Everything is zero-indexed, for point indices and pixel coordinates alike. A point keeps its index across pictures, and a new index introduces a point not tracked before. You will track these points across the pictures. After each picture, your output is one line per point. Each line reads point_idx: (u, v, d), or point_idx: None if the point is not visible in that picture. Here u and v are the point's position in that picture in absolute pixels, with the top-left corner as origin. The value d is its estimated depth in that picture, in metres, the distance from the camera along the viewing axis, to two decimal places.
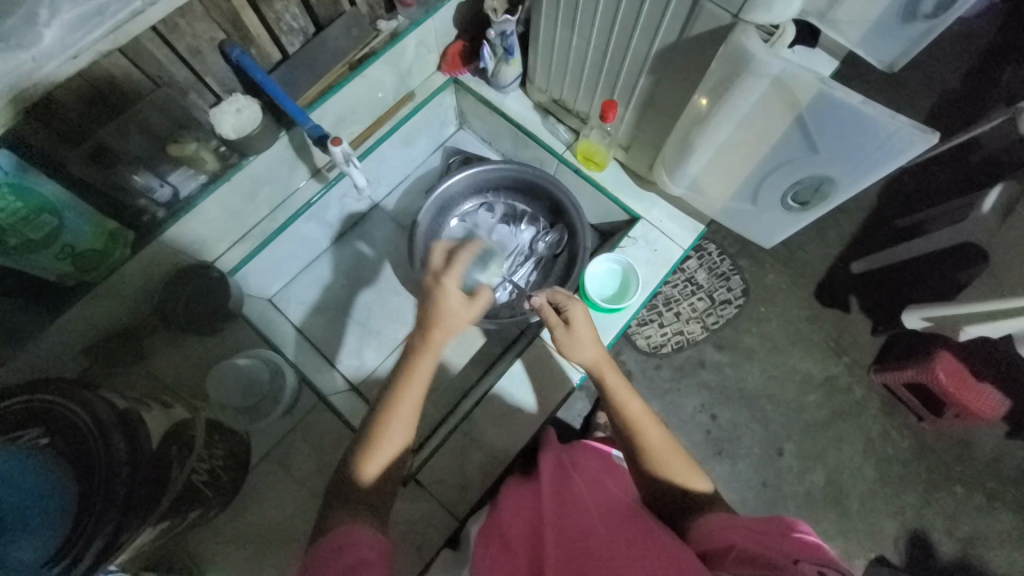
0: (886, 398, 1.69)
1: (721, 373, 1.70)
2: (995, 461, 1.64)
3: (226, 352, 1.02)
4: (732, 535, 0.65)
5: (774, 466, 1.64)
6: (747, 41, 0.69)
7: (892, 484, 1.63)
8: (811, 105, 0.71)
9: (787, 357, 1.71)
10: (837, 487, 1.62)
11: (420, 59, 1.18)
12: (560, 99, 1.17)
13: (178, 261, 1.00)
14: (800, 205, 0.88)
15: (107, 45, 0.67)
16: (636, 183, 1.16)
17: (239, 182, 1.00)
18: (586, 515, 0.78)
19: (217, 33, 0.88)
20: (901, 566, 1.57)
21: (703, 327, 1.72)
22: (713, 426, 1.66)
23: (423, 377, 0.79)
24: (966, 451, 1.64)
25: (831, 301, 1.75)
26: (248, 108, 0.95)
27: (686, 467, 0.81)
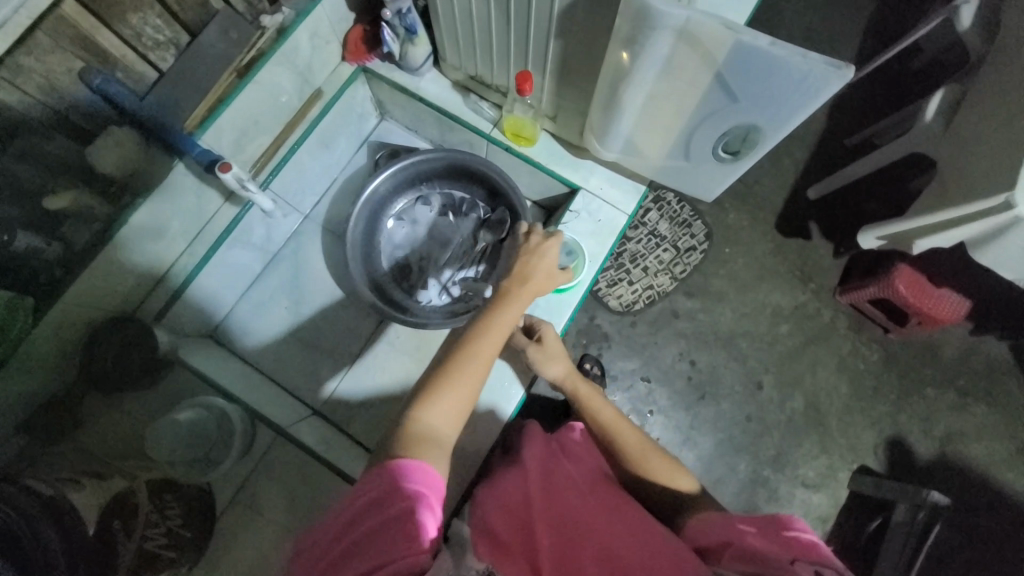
0: (854, 316, 1.72)
1: (695, 321, 1.70)
2: (961, 359, 1.70)
3: (168, 402, 0.96)
4: (726, 532, 0.69)
5: (756, 399, 1.68)
6: None
7: (867, 397, 1.69)
8: (721, 53, 0.66)
9: (755, 293, 1.72)
10: (816, 409, 1.68)
11: (319, 51, 1.07)
12: (476, 75, 1.09)
13: (91, 315, 0.91)
14: (732, 156, 0.84)
15: None
16: (570, 153, 1.10)
17: (143, 223, 0.92)
18: (584, 503, 0.75)
19: (71, 62, 0.78)
20: (883, 471, 1.64)
21: (672, 277, 1.71)
22: (694, 371, 1.68)
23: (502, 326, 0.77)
24: (934, 354, 1.70)
25: (792, 230, 1.75)
26: (126, 142, 0.88)
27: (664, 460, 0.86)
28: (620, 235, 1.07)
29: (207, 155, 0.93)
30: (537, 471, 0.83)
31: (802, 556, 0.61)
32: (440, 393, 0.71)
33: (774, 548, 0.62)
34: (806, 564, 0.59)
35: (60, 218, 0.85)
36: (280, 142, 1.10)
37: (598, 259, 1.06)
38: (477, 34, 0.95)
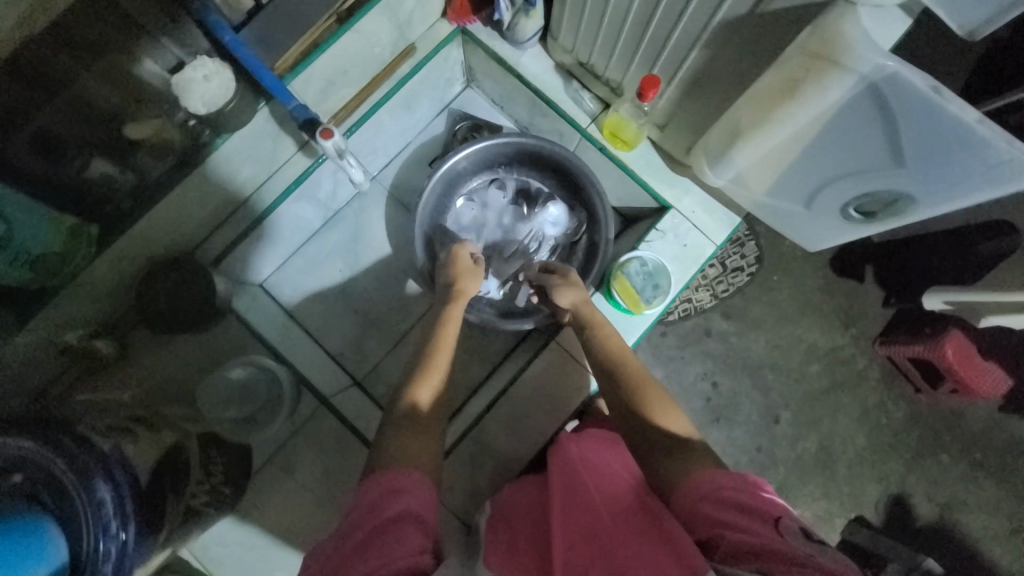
0: (887, 369, 1.59)
1: (727, 343, 1.59)
2: (985, 433, 1.58)
3: (218, 355, 0.94)
4: (700, 519, 0.59)
5: (770, 432, 1.58)
6: (847, 31, 0.57)
7: (880, 450, 1.58)
8: (908, 116, 0.58)
9: (795, 326, 1.60)
10: (828, 452, 1.58)
11: (422, 5, 0.98)
12: (587, 63, 0.99)
13: (151, 252, 0.90)
14: (862, 218, 0.77)
15: None
16: (669, 166, 1.02)
17: (218, 166, 0.87)
18: (594, 503, 0.64)
19: None
20: (878, 526, 1.55)
21: (713, 294, 1.58)
22: (714, 393, 1.58)
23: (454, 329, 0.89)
24: (956, 422, 1.58)
25: (845, 269, 1.59)
26: (218, 75, 0.78)
27: (668, 408, 0.77)
28: (703, 263, 1.01)
29: (304, 111, 0.87)
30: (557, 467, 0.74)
31: (785, 514, 0.56)
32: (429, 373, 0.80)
33: (759, 517, 0.56)
34: (792, 523, 0.55)
35: (137, 146, 0.80)
36: (365, 96, 1.02)
37: (674, 286, 0.99)
38: (607, 22, 0.85)
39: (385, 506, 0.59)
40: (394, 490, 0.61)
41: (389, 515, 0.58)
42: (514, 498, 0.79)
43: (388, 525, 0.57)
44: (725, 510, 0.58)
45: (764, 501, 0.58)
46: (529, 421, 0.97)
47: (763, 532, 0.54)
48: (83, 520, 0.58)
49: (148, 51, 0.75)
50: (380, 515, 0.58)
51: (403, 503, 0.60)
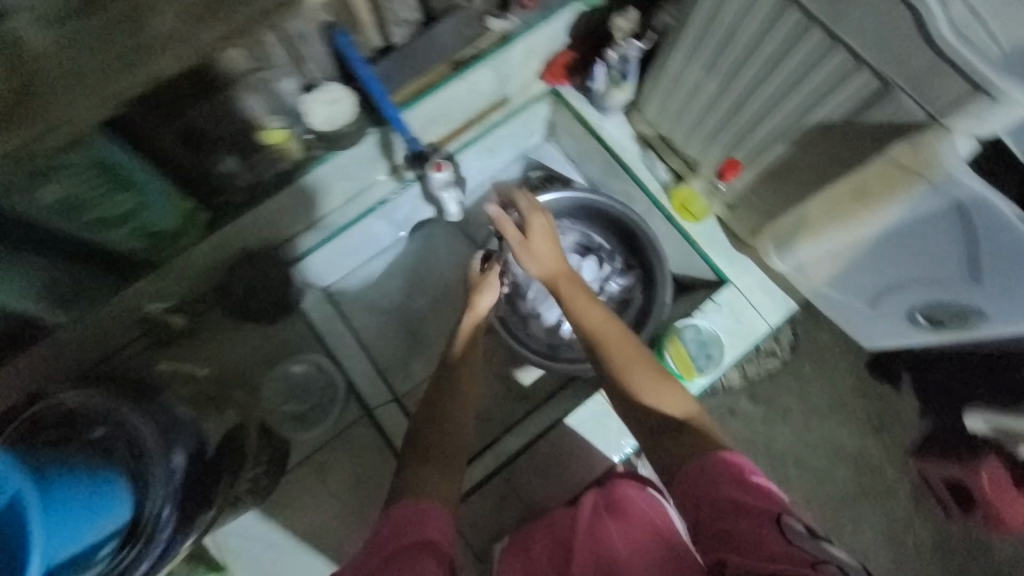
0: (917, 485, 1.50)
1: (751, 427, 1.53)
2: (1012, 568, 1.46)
3: (284, 352, 1.00)
4: (714, 522, 0.57)
5: None
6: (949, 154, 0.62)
7: (902, 567, 1.46)
8: (995, 236, 0.64)
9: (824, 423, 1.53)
10: None
11: (523, 64, 1.07)
12: (667, 137, 1.06)
13: (243, 244, 0.96)
14: (929, 323, 0.81)
15: None
16: (732, 243, 1.06)
17: (322, 176, 0.95)
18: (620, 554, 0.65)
19: (323, 14, 0.78)
20: None
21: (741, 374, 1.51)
22: None
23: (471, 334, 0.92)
24: (985, 551, 1.47)
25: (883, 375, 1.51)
26: (341, 102, 0.88)
27: (662, 381, 0.74)
28: (755, 341, 1.02)
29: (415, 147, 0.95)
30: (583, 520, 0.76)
31: (786, 511, 0.56)
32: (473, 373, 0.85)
33: (765, 517, 0.55)
34: (796, 521, 0.55)
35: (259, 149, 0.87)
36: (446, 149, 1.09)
37: (727, 357, 1.00)
38: (697, 105, 0.92)
39: (404, 531, 0.60)
40: (416, 518, 0.62)
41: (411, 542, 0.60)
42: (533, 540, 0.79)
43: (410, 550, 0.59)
44: (731, 516, 0.56)
45: (767, 500, 0.57)
46: (562, 466, 0.98)
47: (775, 542, 0.53)
48: (155, 483, 0.63)
49: (288, 69, 0.81)
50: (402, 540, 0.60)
51: (420, 533, 0.61)
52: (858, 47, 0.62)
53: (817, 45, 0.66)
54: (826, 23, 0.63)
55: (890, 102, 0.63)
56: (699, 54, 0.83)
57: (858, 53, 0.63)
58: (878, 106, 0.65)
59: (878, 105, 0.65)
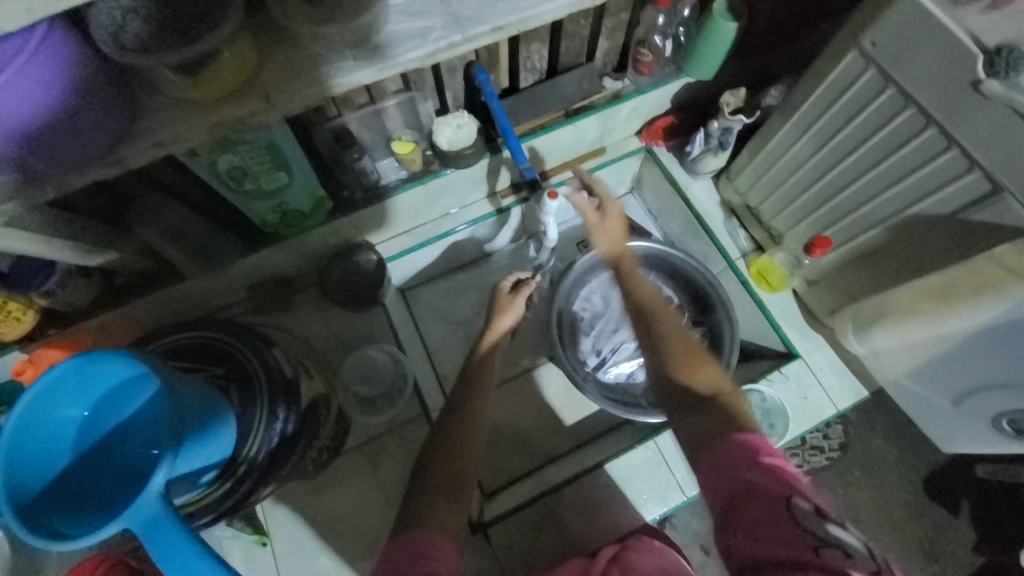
0: None
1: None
2: None
3: (360, 338, 1.07)
4: (722, 494, 0.56)
5: None
6: None
7: None
8: None
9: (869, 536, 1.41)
10: None
11: (626, 122, 1.17)
12: (754, 207, 1.11)
13: (350, 236, 1.05)
14: (1016, 432, 0.79)
15: (485, 41, 0.65)
16: (806, 320, 1.07)
17: (434, 188, 1.05)
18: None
19: (472, 54, 0.91)
20: None
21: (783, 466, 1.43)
22: None
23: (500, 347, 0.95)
24: None
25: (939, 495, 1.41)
26: (467, 126, 0.98)
27: (700, 359, 0.74)
28: (820, 422, 1.00)
29: (532, 173, 0.95)
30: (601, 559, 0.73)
31: (797, 490, 0.52)
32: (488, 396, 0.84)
33: (774, 502, 0.52)
34: (805, 501, 0.52)
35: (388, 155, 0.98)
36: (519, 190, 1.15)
37: (790, 431, 0.99)
38: (790, 182, 0.97)
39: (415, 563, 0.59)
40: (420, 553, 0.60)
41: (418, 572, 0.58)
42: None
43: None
44: (740, 499, 0.54)
45: (776, 479, 0.54)
46: (605, 507, 0.97)
47: (782, 526, 0.50)
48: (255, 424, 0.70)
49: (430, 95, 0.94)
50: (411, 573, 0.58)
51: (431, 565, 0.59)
52: (971, 149, 0.66)
53: (928, 143, 0.71)
54: (940, 124, 0.68)
55: (995, 205, 0.67)
56: (799, 139, 0.90)
57: (970, 155, 0.67)
58: (985, 206, 0.68)
59: (983, 207, 0.68)
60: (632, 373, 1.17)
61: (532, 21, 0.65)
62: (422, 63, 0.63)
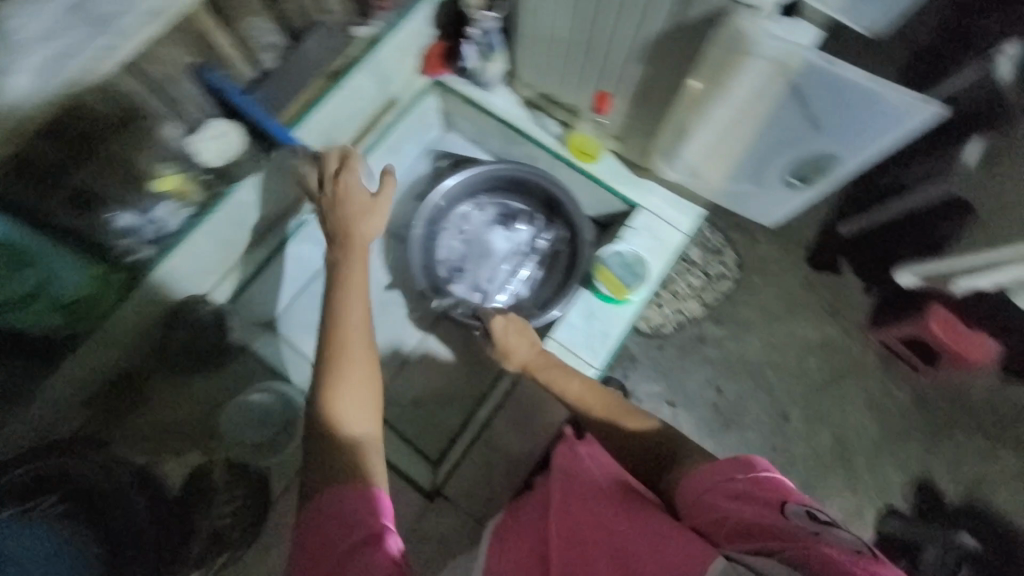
0: (884, 353, 1.70)
1: (722, 349, 1.70)
2: (990, 403, 1.65)
3: (236, 387, 1.01)
4: (715, 504, 0.61)
5: (783, 432, 1.66)
6: (746, 22, 0.70)
7: (894, 436, 1.65)
8: (806, 79, 0.73)
9: (786, 324, 1.71)
10: (843, 444, 1.65)
11: (399, 64, 1.12)
12: (547, 93, 1.13)
13: (170, 299, 0.96)
14: (802, 182, 0.89)
15: (117, 57, 0.65)
16: (632, 171, 1.14)
17: (229, 210, 0.96)
18: (582, 521, 0.64)
19: (185, 58, 0.83)
20: (910, 514, 1.60)
21: (701, 303, 1.71)
22: (720, 399, 1.67)
23: (358, 293, 0.78)
24: (960, 396, 1.66)
25: (822, 262, 1.73)
26: (228, 133, 0.89)
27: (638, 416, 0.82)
28: (676, 252, 1.11)
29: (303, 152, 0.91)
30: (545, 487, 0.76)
31: (791, 498, 0.58)
32: (347, 367, 0.72)
33: (766, 504, 0.58)
34: (799, 507, 0.57)
35: (157, 199, 0.87)
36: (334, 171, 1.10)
37: (656, 272, 1.10)
38: (558, 55, 1.00)
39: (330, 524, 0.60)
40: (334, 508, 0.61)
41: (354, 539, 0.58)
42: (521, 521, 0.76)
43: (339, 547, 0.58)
44: (737, 500, 0.60)
45: (767, 488, 0.60)
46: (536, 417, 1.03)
47: (775, 521, 0.55)
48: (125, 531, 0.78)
49: (167, 117, 0.85)
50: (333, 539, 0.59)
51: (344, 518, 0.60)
52: None
53: None
54: None
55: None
56: (540, 8, 0.91)
57: None
58: (689, 4, 0.73)
59: (689, 6, 0.73)
60: (515, 292, 1.22)
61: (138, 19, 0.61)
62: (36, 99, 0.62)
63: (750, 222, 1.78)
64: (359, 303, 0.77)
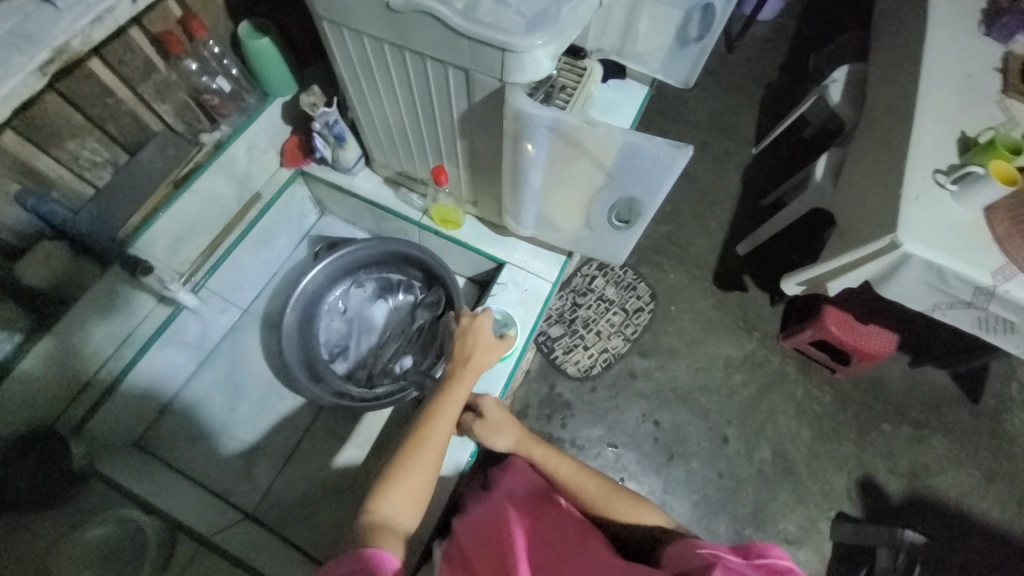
0: (800, 359, 1.78)
1: (653, 379, 1.73)
2: (907, 391, 1.74)
3: (82, 523, 0.88)
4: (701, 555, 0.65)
5: (724, 454, 1.65)
6: (517, 99, 0.78)
7: (829, 438, 1.68)
8: (582, 136, 0.81)
9: (705, 346, 1.78)
10: (784, 456, 1.66)
11: (256, 160, 1.17)
12: (403, 170, 1.20)
13: (2, 433, 0.86)
14: (625, 224, 0.97)
15: None
16: (492, 231, 1.20)
17: (70, 329, 0.92)
18: (538, 539, 0.77)
19: (8, 185, 0.82)
20: (861, 517, 1.59)
21: (624, 339, 1.76)
22: (659, 432, 1.67)
23: (457, 397, 0.87)
24: (878, 388, 1.74)
25: (728, 283, 1.86)
26: (57, 257, 0.91)
27: (638, 506, 0.86)
28: (546, 302, 1.15)
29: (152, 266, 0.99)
30: (501, 498, 0.88)
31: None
32: (403, 475, 0.76)
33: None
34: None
35: None
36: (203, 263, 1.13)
37: (529, 325, 1.13)
38: (396, 136, 1.07)
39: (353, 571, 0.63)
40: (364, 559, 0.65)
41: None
42: (471, 523, 0.85)
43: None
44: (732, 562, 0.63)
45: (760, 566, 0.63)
46: None
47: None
48: None
49: None
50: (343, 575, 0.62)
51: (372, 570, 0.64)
52: (431, 52, 0.78)
53: (414, 61, 0.83)
54: (405, 47, 0.80)
55: (477, 82, 0.80)
56: (367, 97, 0.99)
57: (436, 57, 0.79)
58: (472, 85, 0.81)
59: (473, 87, 0.81)
60: (400, 362, 1.23)
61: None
62: None
63: (656, 256, 1.89)
64: (463, 388, 0.88)
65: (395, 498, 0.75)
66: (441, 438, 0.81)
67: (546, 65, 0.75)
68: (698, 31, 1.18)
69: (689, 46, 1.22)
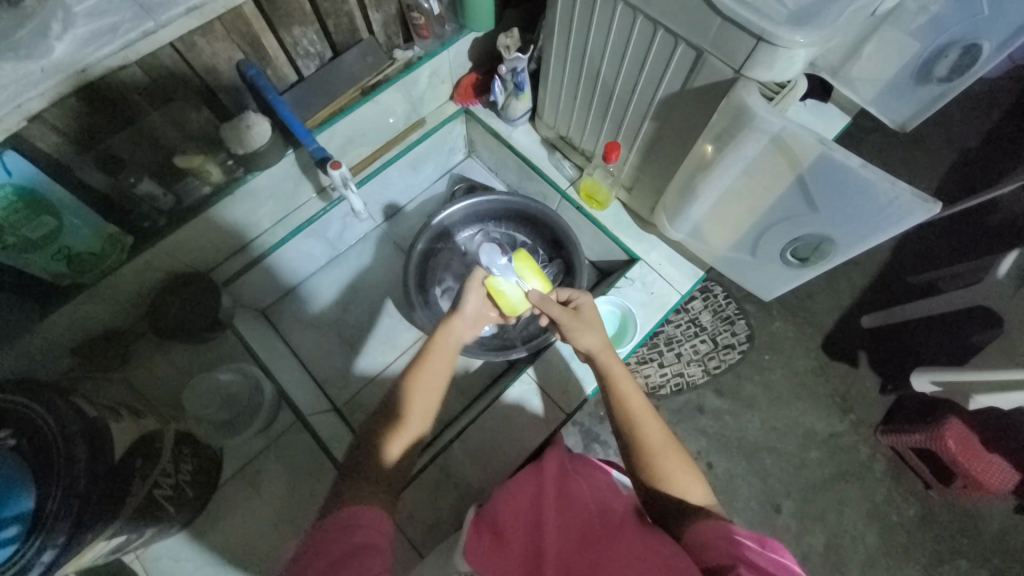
0: (892, 460, 1.52)
1: (720, 421, 1.55)
2: (1004, 537, 1.45)
3: (209, 364, 1.05)
4: (722, 548, 0.58)
5: (771, 523, 1.47)
6: (748, 96, 0.71)
7: (894, 553, 1.45)
8: (807, 160, 0.73)
9: (789, 409, 1.57)
10: (836, 551, 1.45)
11: (433, 88, 1.19)
12: (566, 136, 1.18)
13: (172, 268, 1.01)
14: (799, 261, 0.91)
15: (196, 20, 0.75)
16: (637, 224, 1.16)
17: (246, 197, 1.01)
18: (570, 519, 0.71)
19: (235, 52, 0.89)
20: None
21: (705, 370, 1.58)
22: (708, 474, 1.51)
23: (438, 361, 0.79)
24: (972, 521, 1.47)
25: (838, 353, 1.61)
26: (258, 126, 0.93)
27: (687, 471, 0.72)
28: (668, 309, 1.10)
29: (320, 152, 0.99)
30: (534, 476, 0.83)
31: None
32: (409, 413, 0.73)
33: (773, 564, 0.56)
34: None
35: (181, 175, 0.93)
36: (372, 160, 1.20)
37: (643, 330, 1.09)
38: (580, 100, 1.03)
39: (347, 536, 0.58)
40: (354, 523, 0.59)
41: (351, 544, 0.57)
42: (507, 493, 0.81)
43: (352, 555, 0.56)
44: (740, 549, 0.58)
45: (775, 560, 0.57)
46: (498, 453, 1.03)
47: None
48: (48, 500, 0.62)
49: (201, 103, 0.90)
50: (340, 548, 0.57)
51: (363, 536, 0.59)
52: (670, 25, 0.74)
53: (643, 29, 0.79)
54: (643, 9, 0.76)
55: (705, 67, 0.75)
56: (568, 53, 0.96)
57: (672, 29, 0.74)
58: (699, 69, 0.76)
59: (698, 71, 0.76)
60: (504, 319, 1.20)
61: (104, 51, 0.68)
62: (126, 54, 0.70)
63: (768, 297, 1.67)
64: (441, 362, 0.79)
65: (392, 438, 0.71)
66: (441, 366, 0.79)
67: (796, 65, 0.70)
68: (949, 72, 0.97)
69: (923, 88, 1.03)
